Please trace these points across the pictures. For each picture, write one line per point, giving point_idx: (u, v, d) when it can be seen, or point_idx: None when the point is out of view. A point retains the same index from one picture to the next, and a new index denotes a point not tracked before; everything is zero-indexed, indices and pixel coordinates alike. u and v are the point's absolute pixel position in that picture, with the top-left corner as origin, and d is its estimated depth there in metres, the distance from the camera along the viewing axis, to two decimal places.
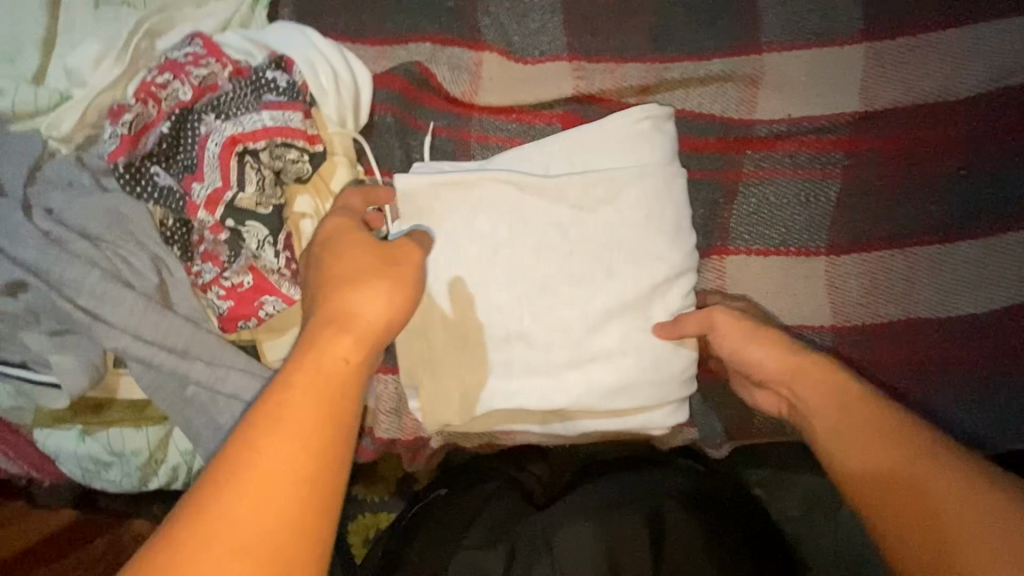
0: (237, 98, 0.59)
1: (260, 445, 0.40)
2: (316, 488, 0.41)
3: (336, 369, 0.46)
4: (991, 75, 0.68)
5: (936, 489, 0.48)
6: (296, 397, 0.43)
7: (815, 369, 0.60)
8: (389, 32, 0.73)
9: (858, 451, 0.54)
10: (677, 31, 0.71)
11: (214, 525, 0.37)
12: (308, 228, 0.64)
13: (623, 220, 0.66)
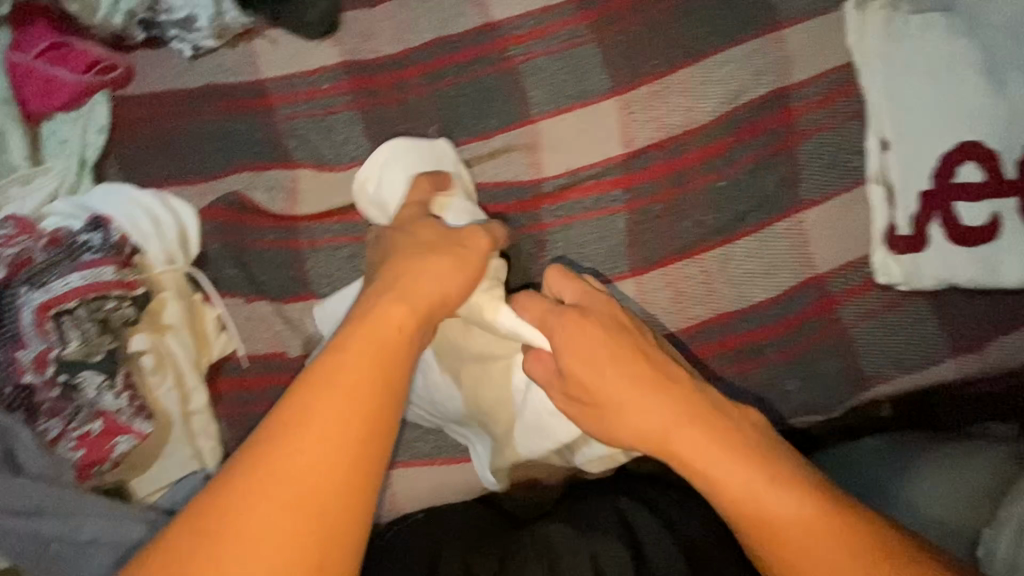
0: (49, 265, 0.68)
1: (287, 450, 0.49)
2: (338, 481, 0.49)
3: (352, 398, 0.52)
4: (722, 100, 0.80)
5: (808, 538, 0.56)
6: (315, 401, 0.51)
7: (680, 431, 0.62)
8: (211, 169, 0.81)
9: (738, 506, 0.59)
10: (461, 119, 0.84)
11: (252, 505, 0.47)
12: (147, 364, 0.70)
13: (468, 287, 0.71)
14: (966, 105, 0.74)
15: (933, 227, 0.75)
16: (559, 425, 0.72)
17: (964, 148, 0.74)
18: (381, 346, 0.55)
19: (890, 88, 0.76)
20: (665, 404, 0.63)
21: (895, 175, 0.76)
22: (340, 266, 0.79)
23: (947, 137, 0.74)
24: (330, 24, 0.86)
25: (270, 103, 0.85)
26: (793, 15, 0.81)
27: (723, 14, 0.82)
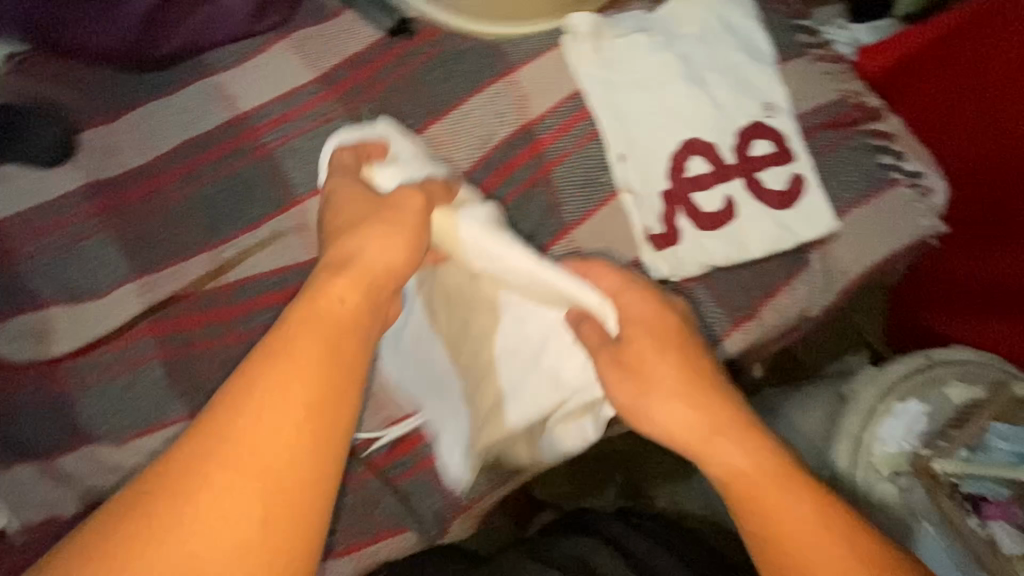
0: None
1: (216, 466, 0.39)
2: (271, 517, 0.39)
3: (297, 411, 0.41)
4: (474, 146, 0.85)
5: (768, 493, 0.50)
6: (268, 405, 0.41)
7: (713, 404, 0.54)
8: None
9: (733, 492, 0.52)
10: (225, 216, 0.81)
11: (135, 559, 0.37)
12: None
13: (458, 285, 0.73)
14: (670, 110, 0.83)
15: (681, 220, 0.82)
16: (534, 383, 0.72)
17: (686, 146, 0.83)
18: (324, 376, 0.43)
19: (608, 106, 0.84)
20: (676, 373, 0.56)
21: (637, 184, 0.83)
22: (117, 399, 0.73)
23: (662, 141, 0.83)
24: (68, 150, 0.83)
25: (7, 243, 0.78)
26: (521, 55, 0.86)
27: (458, 69, 0.87)
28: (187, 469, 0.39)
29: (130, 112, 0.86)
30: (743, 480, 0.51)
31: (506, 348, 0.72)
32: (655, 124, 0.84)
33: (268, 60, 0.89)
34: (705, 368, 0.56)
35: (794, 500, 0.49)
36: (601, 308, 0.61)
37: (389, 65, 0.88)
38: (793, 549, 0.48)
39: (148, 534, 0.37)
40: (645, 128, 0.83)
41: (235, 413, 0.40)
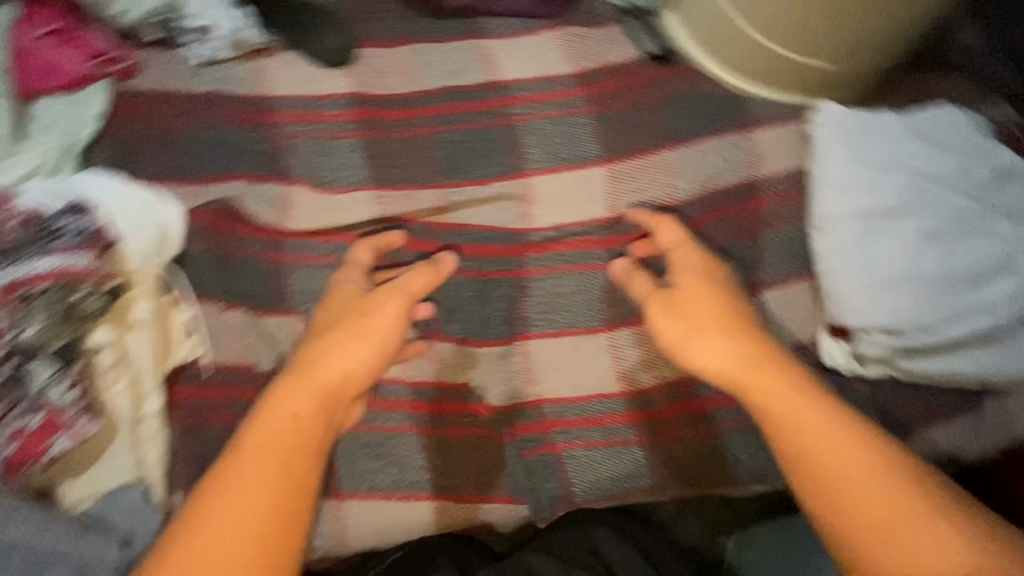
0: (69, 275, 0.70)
1: (274, 421, 0.65)
2: (294, 471, 0.63)
3: (304, 405, 0.66)
4: (697, 182, 0.89)
5: (816, 436, 0.65)
6: (301, 397, 0.67)
7: (764, 370, 0.70)
8: (203, 173, 0.81)
9: (795, 436, 0.66)
10: (460, 163, 0.88)
11: (209, 504, 0.60)
12: (105, 361, 0.68)
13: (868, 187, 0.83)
14: (907, 200, 0.82)
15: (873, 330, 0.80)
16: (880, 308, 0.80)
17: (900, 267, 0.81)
18: (334, 382, 0.69)
19: (846, 181, 0.84)
20: (728, 348, 0.71)
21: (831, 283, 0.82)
22: (323, 286, 0.80)
23: (898, 231, 0.81)
24: (346, 57, 0.91)
25: (274, 117, 0.87)
26: (764, 117, 0.91)
27: (707, 108, 0.92)
28: (266, 430, 0.65)
29: (406, 44, 0.93)
30: (801, 426, 0.66)
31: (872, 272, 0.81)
32: (865, 211, 0.83)
33: (537, 39, 0.95)
34: (760, 351, 0.71)
35: (906, 487, 0.62)
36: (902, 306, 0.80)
37: (642, 84, 0.93)
38: (835, 483, 0.63)
39: (228, 476, 0.62)
40: (881, 213, 0.82)
41: (693, 336, 0.73)
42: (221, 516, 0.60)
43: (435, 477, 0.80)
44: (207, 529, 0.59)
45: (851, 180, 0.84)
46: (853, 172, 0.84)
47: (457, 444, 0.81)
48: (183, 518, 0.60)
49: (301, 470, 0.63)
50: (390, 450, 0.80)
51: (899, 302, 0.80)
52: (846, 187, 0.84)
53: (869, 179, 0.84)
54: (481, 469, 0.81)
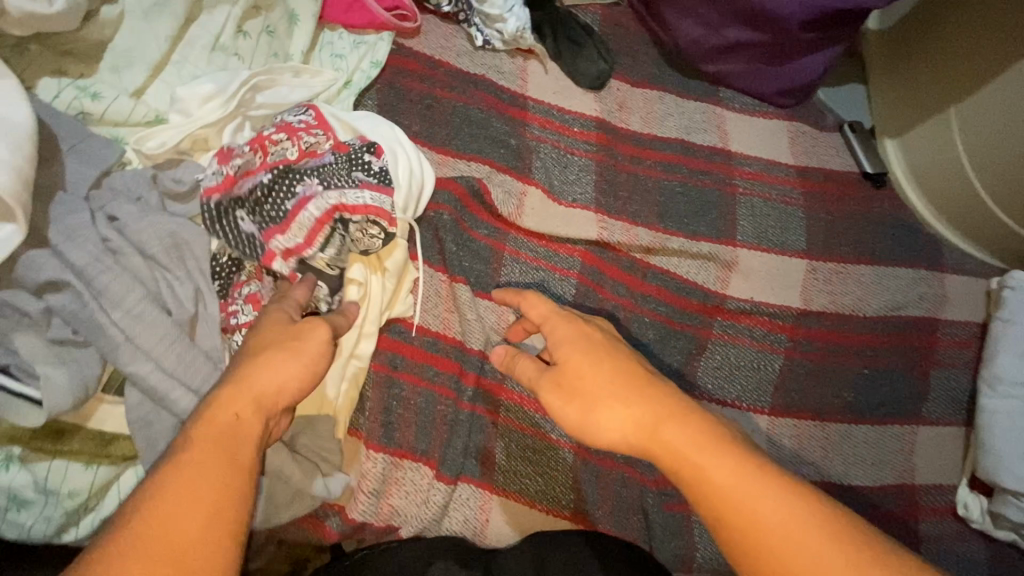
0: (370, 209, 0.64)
1: (222, 416, 0.49)
2: (205, 498, 0.45)
3: (247, 409, 0.50)
4: (886, 305, 0.92)
5: (743, 492, 0.51)
6: (235, 403, 0.50)
7: (666, 426, 0.55)
8: (456, 147, 0.84)
9: (714, 496, 0.51)
10: (677, 214, 0.91)
11: (168, 484, 0.45)
12: (353, 294, 0.65)
13: None
14: None
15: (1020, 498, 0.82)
16: None
17: None
18: (269, 392, 0.52)
19: None
20: (628, 406, 0.57)
21: (991, 440, 0.84)
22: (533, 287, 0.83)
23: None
24: (601, 84, 0.95)
25: (526, 116, 0.90)
26: (955, 265, 0.96)
27: (906, 238, 0.97)
28: (195, 444, 0.47)
29: (653, 91, 0.98)
30: (714, 484, 0.51)
31: None
32: None
33: (769, 126, 1.00)
34: (647, 393, 0.57)
35: None
36: None
37: (853, 197, 0.98)
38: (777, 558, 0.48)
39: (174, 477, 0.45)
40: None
41: (593, 402, 0.58)
42: (153, 508, 0.44)
43: (579, 499, 0.80)
44: (156, 511, 0.43)
45: None
46: None
47: (607, 476, 0.82)
48: (153, 487, 0.45)
49: (209, 499, 0.45)
50: (545, 460, 0.80)
51: None
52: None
53: None
54: (621, 505, 0.82)
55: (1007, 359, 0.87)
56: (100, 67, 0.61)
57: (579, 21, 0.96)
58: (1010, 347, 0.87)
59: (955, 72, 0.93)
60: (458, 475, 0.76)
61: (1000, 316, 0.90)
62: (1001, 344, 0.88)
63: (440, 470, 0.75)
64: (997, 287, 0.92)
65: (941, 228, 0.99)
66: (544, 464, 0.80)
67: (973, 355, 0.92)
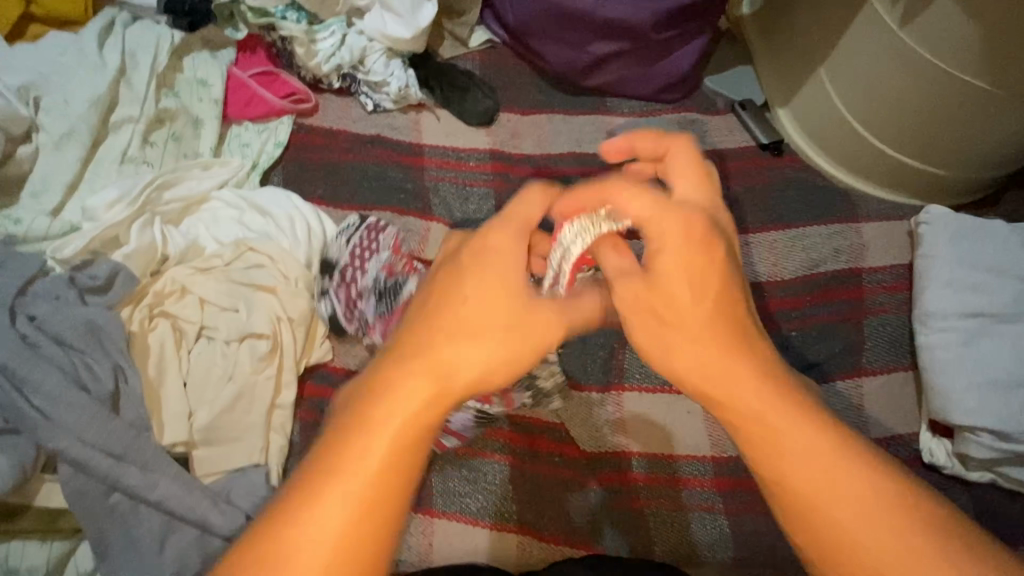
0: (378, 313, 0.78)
1: (405, 400, 0.41)
2: (378, 509, 0.39)
3: (415, 407, 0.41)
4: (803, 265, 0.93)
5: (823, 478, 0.42)
6: (410, 398, 0.41)
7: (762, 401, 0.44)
8: (358, 201, 0.93)
9: (805, 499, 0.42)
10: None
11: (340, 478, 0.39)
12: (263, 348, 0.75)
13: (978, 288, 0.83)
14: (1019, 305, 0.82)
15: (981, 434, 0.78)
16: (994, 408, 0.77)
17: (1011, 373, 0.79)
18: (465, 382, 0.43)
19: (959, 279, 0.85)
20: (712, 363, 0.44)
21: (929, 380, 0.82)
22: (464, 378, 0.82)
23: (1013, 336, 0.80)
24: (489, 119, 1.03)
25: (423, 161, 0.98)
26: (868, 213, 0.97)
27: (811, 196, 0.98)
28: (352, 444, 0.40)
29: (542, 114, 1.06)
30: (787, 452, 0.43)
31: (981, 371, 0.79)
32: (974, 308, 0.82)
33: (657, 122, 1.06)
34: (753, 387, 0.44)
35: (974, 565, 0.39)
36: (1011, 414, 0.77)
37: (753, 169, 1.01)
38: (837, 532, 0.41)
39: (356, 468, 0.39)
40: (996, 317, 0.82)
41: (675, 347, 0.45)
42: (303, 520, 0.38)
43: (522, 510, 0.81)
44: (326, 511, 0.39)
45: (957, 278, 0.85)
46: (960, 270, 0.85)
47: (548, 481, 0.83)
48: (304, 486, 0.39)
49: (393, 511, 0.40)
50: (482, 476, 0.82)
51: (1012, 411, 0.77)
52: (950, 285, 0.85)
53: (981, 279, 0.84)
54: (567, 507, 0.82)
55: (931, 292, 0.85)
56: (21, 197, 0.74)
57: (461, 69, 1.06)
58: (934, 278, 0.86)
59: (813, 46, 0.98)
60: None
61: (922, 247, 0.88)
62: (921, 276, 0.87)
63: None
64: (916, 223, 0.91)
65: (846, 179, 1.00)
66: (481, 481, 0.82)
67: (902, 297, 0.91)
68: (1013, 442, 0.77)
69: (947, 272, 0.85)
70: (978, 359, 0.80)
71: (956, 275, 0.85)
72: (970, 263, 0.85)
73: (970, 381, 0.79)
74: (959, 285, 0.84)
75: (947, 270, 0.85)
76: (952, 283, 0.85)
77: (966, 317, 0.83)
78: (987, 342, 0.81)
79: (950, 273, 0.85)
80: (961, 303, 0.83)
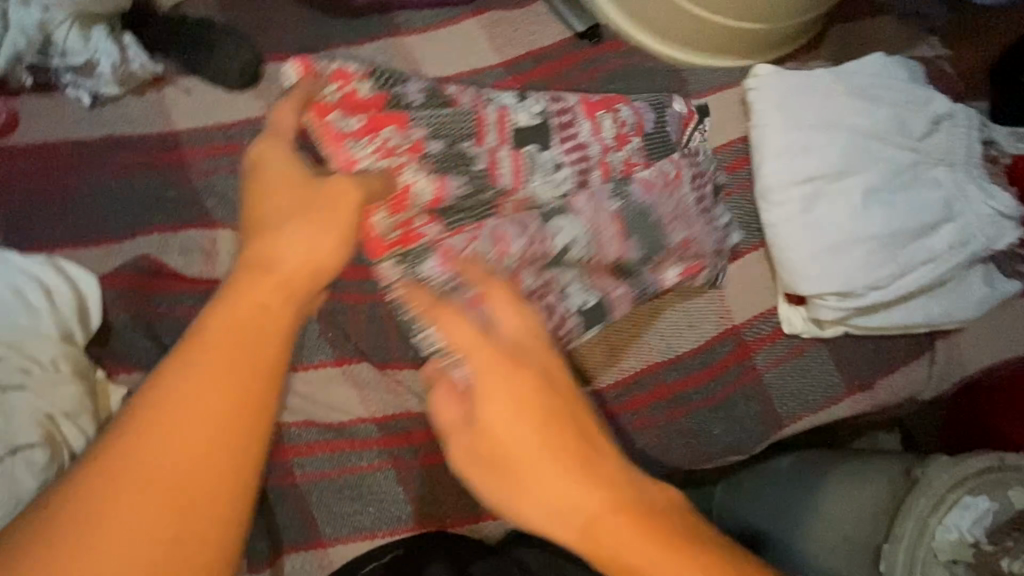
0: (557, 160, 0.77)
1: (244, 298, 0.42)
2: (195, 465, 0.38)
3: (273, 294, 0.43)
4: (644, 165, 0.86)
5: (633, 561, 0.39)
6: (259, 289, 0.42)
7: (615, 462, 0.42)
8: (112, 228, 0.74)
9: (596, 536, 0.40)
10: None
11: (166, 416, 0.38)
12: (37, 459, 0.59)
13: (809, 148, 0.80)
14: (851, 156, 0.79)
15: (827, 298, 0.79)
16: (834, 271, 0.78)
17: (848, 230, 0.78)
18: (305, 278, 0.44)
19: (791, 145, 0.81)
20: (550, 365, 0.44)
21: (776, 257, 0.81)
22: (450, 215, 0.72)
23: (845, 193, 0.79)
24: (253, 77, 0.82)
25: (184, 154, 0.79)
26: (701, 87, 0.90)
27: (641, 83, 0.89)
28: (204, 351, 0.40)
29: (319, 53, 0.86)
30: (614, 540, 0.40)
31: (819, 236, 0.79)
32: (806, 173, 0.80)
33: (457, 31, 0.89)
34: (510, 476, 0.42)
35: None
36: (849, 273, 0.78)
37: (574, 66, 0.89)
38: None
39: (152, 411, 0.39)
40: (827, 178, 0.79)
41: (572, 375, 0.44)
42: (108, 469, 0.38)
43: (418, 506, 0.77)
44: (166, 433, 0.38)
45: (790, 143, 0.81)
46: (792, 134, 0.81)
47: (436, 467, 0.79)
48: (137, 415, 0.39)
49: (229, 466, 0.38)
50: (367, 489, 0.76)
51: (852, 267, 0.78)
52: (785, 151, 0.81)
53: (812, 139, 0.80)
54: (457, 489, 0.79)
55: (767, 167, 0.81)
56: None
57: (192, 18, 0.81)
58: (768, 150, 0.82)
59: None
60: (277, 551, 0.72)
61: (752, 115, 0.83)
62: (756, 148, 0.83)
63: (251, 562, 0.71)
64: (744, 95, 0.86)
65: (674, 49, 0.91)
66: (366, 494, 0.76)
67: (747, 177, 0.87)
68: (857, 296, 0.79)
69: (782, 139, 0.81)
70: (817, 224, 0.79)
71: (790, 140, 0.81)
72: (800, 124, 0.81)
73: (811, 246, 0.79)
74: (791, 151, 0.81)
75: (779, 138, 0.81)
76: (786, 151, 0.81)
77: (802, 185, 0.80)
78: (824, 203, 0.79)
79: (783, 141, 0.81)
80: (799, 169, 0.80)
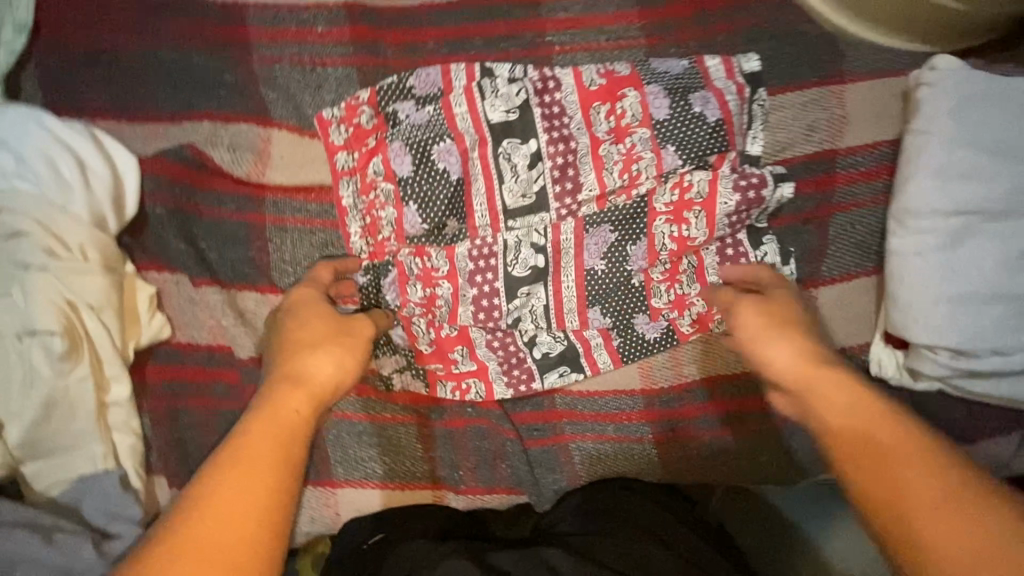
0: (535, 152, 0.68)
1: (282, 409, 0.49)
2: (253, 541, 0.41)
3: (300, 402, 0.50)
4: (767, 150, 0.73)
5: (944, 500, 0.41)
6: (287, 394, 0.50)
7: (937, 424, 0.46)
8: (159, 106, 0.66)
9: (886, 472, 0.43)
10: None
11: (219, 505, 0.41)
12: (56, 347, 0.55)
13: (973, 174, 0.67)
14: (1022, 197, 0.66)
15: (937, 351, 0.69)
16: (959, 323, 0.67)
17: (991, 282, 0.66)
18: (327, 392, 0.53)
19: (953, 166, 0.67)
20: (802, 346, 0.55)
21: (892, 291, 0.70)
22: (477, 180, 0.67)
23: (1003, 236, 0.66)
24: None
25: (248, 33, 0.68)
26: (857, 70, 0.74)
27: (788, 49, 0.74)
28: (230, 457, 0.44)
29: None
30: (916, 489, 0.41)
31: (953, 281, 0.67)
32: (959, 204, 0.67)
33: None
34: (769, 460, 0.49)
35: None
36: (976, 331, 0.67)
37: (714, 10, 0.74)
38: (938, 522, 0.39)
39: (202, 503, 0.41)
40: (985, 215, 0.67)
41: (761, 336, 0.58)
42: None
43: (434, 466, 0.74)
44: (204, 538, 0.40)
45: (953, 163, 0.67)
46: (959, 153, 0.67)
47: (460, 432, 0.74)
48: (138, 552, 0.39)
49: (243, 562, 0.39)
50: (387, 439, 0.72)
51: (981, 325, 0.66)
52: (943, 172, 0.68)
53: (981, 165, 0.67)
54: (477, 458, 0.75)
55: (914, 186, 0.69)
56: None
57: None
58: (922, 166, 0.69)
59: None
60: None
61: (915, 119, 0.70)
62: (905, 160, 0.70)
63: None
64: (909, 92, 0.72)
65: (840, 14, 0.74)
66: (385, 446, 0.72)
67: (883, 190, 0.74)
68: (974, 359, 0.68)
69: (945, 155, 0.68)
70: (955, 265, 0.67)
71: (953, 160, 0.67)
72: (971, 143, 0.67)
73: (940, 289, 0.67)
74: (950, 173, 0.67)
75: (941, 154, 0.68)
76: (944, 172, 0.68)
77: (950, 217, 0.67)
78: (972, 243, 0.67)
79: (944, 160, 0.68)
80: (953, 197, 0.67)
